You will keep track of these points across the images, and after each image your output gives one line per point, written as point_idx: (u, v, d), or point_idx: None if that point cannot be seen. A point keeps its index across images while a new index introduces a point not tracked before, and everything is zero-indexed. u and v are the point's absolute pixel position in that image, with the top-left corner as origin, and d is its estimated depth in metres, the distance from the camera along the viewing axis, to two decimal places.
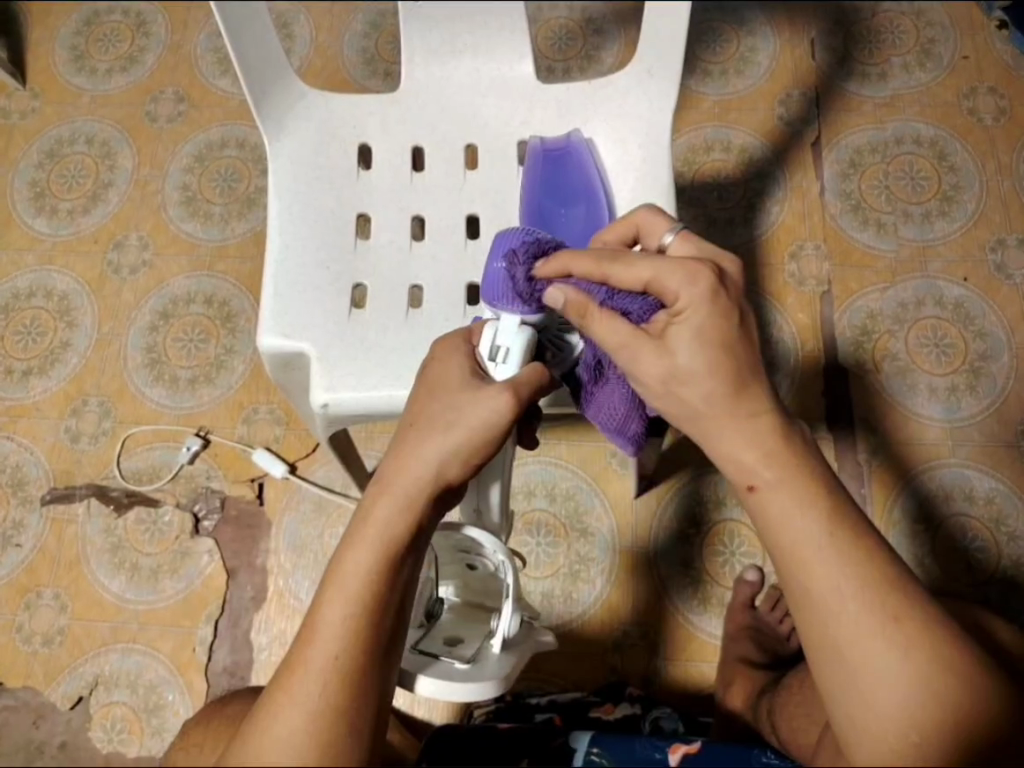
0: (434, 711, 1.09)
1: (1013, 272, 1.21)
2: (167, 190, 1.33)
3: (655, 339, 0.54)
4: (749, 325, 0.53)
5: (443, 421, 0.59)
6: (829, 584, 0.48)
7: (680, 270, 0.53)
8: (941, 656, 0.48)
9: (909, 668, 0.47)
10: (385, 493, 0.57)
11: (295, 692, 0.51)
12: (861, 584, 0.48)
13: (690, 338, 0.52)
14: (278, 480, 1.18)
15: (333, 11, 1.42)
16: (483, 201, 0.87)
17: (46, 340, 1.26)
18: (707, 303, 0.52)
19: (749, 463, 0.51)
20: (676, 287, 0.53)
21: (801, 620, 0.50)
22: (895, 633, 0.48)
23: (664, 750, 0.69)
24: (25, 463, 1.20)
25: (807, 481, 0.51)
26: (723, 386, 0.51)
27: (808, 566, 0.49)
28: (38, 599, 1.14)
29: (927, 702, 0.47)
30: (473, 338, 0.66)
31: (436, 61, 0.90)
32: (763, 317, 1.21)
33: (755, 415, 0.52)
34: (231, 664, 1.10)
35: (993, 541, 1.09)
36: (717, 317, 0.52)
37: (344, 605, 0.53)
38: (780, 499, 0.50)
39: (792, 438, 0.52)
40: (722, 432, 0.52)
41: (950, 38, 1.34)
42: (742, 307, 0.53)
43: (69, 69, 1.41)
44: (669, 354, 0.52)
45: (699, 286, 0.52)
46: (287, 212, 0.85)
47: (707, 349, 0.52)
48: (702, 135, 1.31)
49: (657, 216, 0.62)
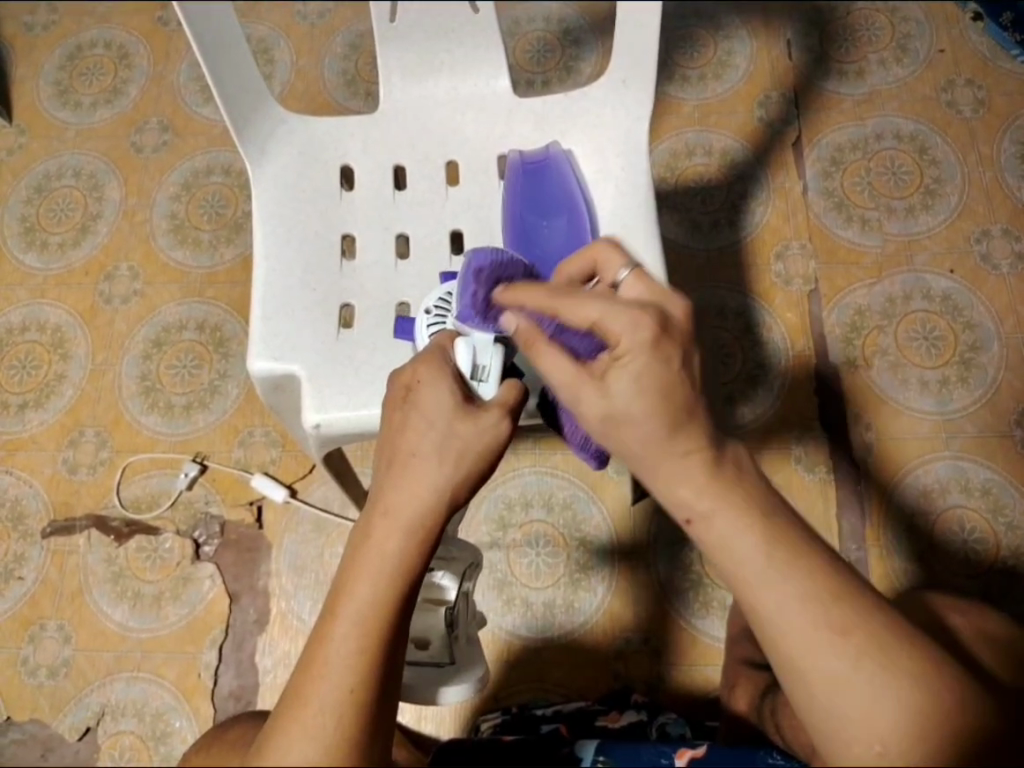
0: (443, 725, 1.10)
1: (999, 262, 1.22)
2: (155, 218, 1.35)
3: (596, 379, 0.53)
4: (694, 365, 0.52)
5: (436, 437, 0.58)
6: (772, 597, 0.47)
7: (626, 314, 0.52)
8: (893, 660, 0.47)
9: (860, 675, 0.46)
10: (393, 528, 0.55)
11: (308, 727, 0.50)
12: (803, 596, 0.47)
13: (629, 381, 0.50)
14: (277, 504, 1.18)
15: (313, 35, 1.44)
16: (465, 216, 0.88)
17: (41, 373, 1.27)
18: (648, 348, 0.51)
19: (685, 496, 0.50)
20: (620, 331, 0.52)
21: (760, 636, 0.49)
22: (841, 645, 0.46)
23: (669, 754, 0.70)
24: (25, 496, 1.21)
25: (743, 501, 0.49)
26: (670, 418, 0.50)
27: (745, 584, 0.48)
28: (41, 631, 1.14)
29: (885, 703, 0.46)
30: (447, 347, 0.66)
31: (414, 80, 0.91)
32: (752, 318, 1.21)
33: (690, 453, 0.50)
34: (236, 688, 1.11)
35: (992, 532, 1.09)
36: (662, 361, 0.51)
37: (356, 638, 0.52)
38: (720, 524, 0.49)
39: (724, 467, 0.50)
40: (660, 466, 0.51)
41: (925, 33, 1.35)
42: (687, 346, 0.52)
43: (54, 103, 1.43)
44: (609, 397, 0.51)
45: (643, 331, 0.51)
46: (273, 236, 0.86)
47: (650, 391, 0.50)
48: (683, 140, 1.32)
49: (614, 252, 0.63)
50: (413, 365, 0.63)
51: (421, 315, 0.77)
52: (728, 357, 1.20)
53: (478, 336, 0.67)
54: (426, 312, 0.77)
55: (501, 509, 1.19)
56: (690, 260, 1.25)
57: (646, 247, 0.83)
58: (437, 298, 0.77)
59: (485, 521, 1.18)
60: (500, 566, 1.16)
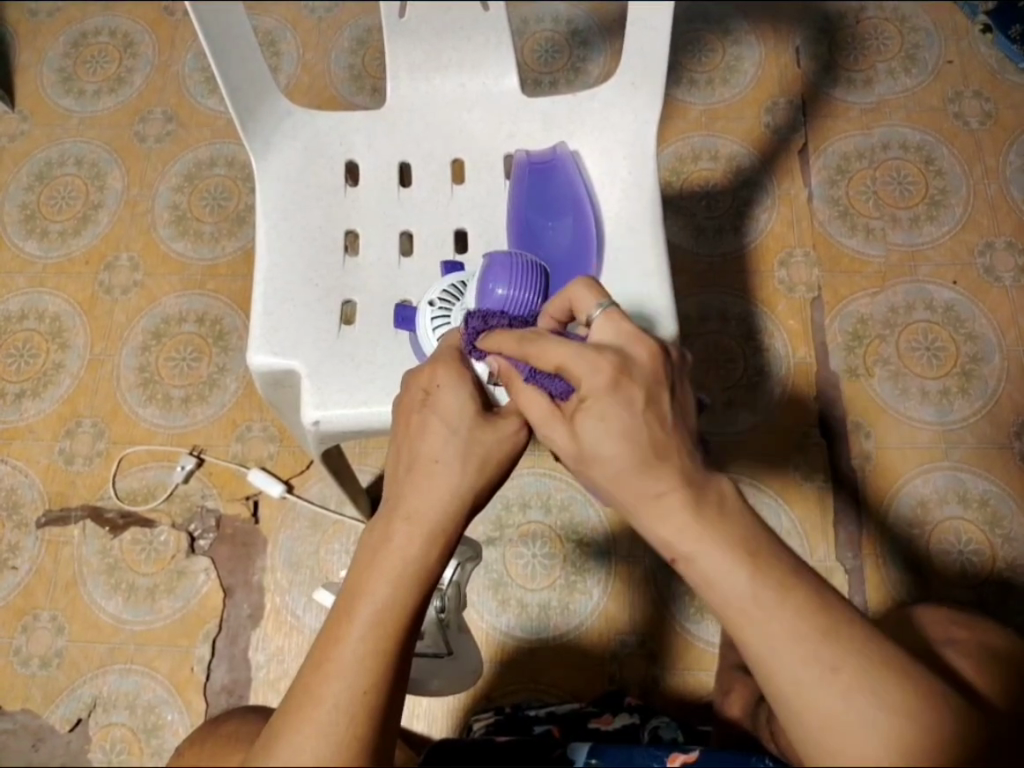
0: (434, 724, 1.09)
1: (1001, 274, 1.22)
2: (157, 209, 1.34)
3: (567, 420, 0.52)
4: (663, 406, 0.50)
5: (458, 444, 0.57)
6: (761, 630, 0.46)
7: (583, 359, 0.51)
8: (885, 694, 0.45)
9: (850, 712, 0.44)
10: (417, 532, 0.54)
11: (316, 723, 0.49)
12: (795, 629, 0.45)
13: (593, 425, 0.50)
14: (274, 499, 1.18)
15: (320, 28, 1.43)
16: (470, 216, 0.87)
17: (38, 362, 1.26)
18: (610, 391, 0.50)
19: (667, 535, 0.48)
20: (581, 375, 0.51)
21: (752, 666, 0.47)
22: (832, 680, 0.45)
23: (661, 758, 0.69)
24: (20, 486, 1.20)
25: (739, 536, 0.48)
26: (638, 457, 0.49)
27: (733, 621, 0.47)
28: (34, 621, 1.13)
29: (879, 744, 0.44)
30: (463, 352, 0.65)
31: (421, 77, 0.91)
32: (754, 324, 1.21)
33: (662, 494, 0.49)
34: (230, 683, 1.10)
35: (987, 543, 1.09)
36: (624, 405, 0.50)
37: (371, 640, 0.51)
38: (705, 560, 0.47)
39: (706, 502, 0.48)
40: (639, 508, 0.50)
41: (934, 44, 1.35)
42: (657, 390, 0.51)
43: (57, 90, 1.42)
44: (578, 441, 0.51)
45: (601, 375, 0.50)
46: (275, 230, 0.85)
47: (615, 435, 0.49)
48: (690, 144, 1.31)
49: (588, 289, 0.58)
50: (431, 366, 0.61)
51: (425, 309, 0.77)
52: (728, 363, 1.19)
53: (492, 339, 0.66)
54: (431, 304, 0.77)
55: (498, 510, 1.19)
56: (693, 265, 1.24)
57: (653, 250, 0.83)
58: (441, 291, 0.77)
59: (483, 520, 1.18)
60: (496, 566, 1.16)
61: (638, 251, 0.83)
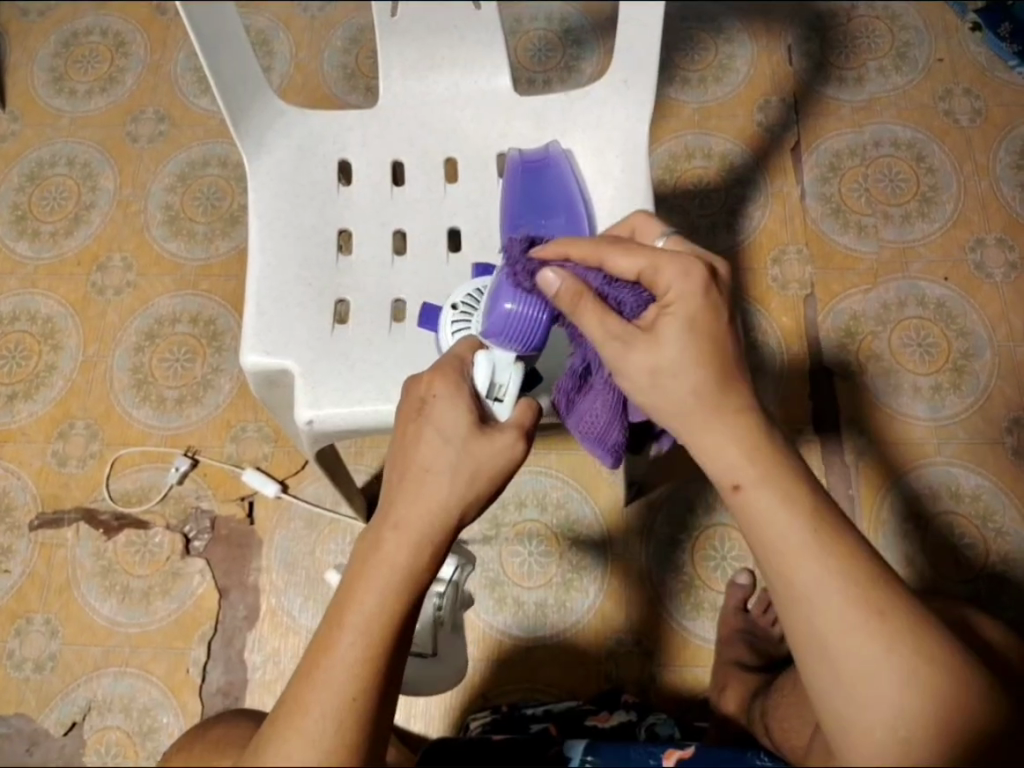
0: (431, 723, 1.09)
1: (992, 270, 1.23)
2: (150, 209, 1.33)
3: (645, 332, 0.56)
4: (736, 323, 0.56)
5: (450, 454, 0.57)
6: (812, 576, 0.50)
7: (675, 262, 0.56)
8: (923, 649, 0.49)
9: (892, 660, 0.48)
10: (405, 540, 0.54)
11: (305, 730, 0.49)
12: (843, 576, 0.50)
13: (680, 327, 0.55)
14: (269, 499, 1.18)
15: (313, 28, 1.43)
16: (464, 214, 0.87)
17: (30, 364, 1.25)
18: (697, 296, 0.55)
19: (733, 460, 0.53)
20: (669, 281, 0.56)
21: (790, 614, 0.51)
22: (878, 628, 0.49)
23: (658, 755, 0.70)
24: (12, 488, 1.19)
25: (788, 479, 0.52)
26: (720, 368, 0.54)
27: (789, 560, 0.50)
28: (28, 625, 1.13)
29: (912, 692, 0.48)
30: (465, 364, 0.63)
31: (415, 76, 0.91)
32: (748, 321, 1.21)
33: (738, 411, 0.54)
34: (225, 684, 1.10)
35: (980, 537, 1.10)
36: (707, 309, 0.55)
37: (362, 646, 0.51)
38: (765, 493, 0.52)
39: (771, 438, 0.54)
40: (709, 428, 0.54)
41: (924, 42, 1.36)
42: (731, 302, 0.57)
43: (48, 90, 1.41)
44: (658, 346, 0.55)
45: (691, 281, 0.55)
46: (269, 228, 0.85)
47: (697, 340, 0.54)
48: (683, 143, 1.32)
49: (650, 221, 0.65)
50: (430, 374, 0.61)
51: (447, 310, 0.76)
52: None
53: (498, 353, 0.65)
54: (453, 308, 0.76)
55: (493, 508, 1.19)
56: None
57: None
58: (464, 295, 0.76)
59: (479, 519, 1.18)
60: (492, 565, 1.16)
61: None
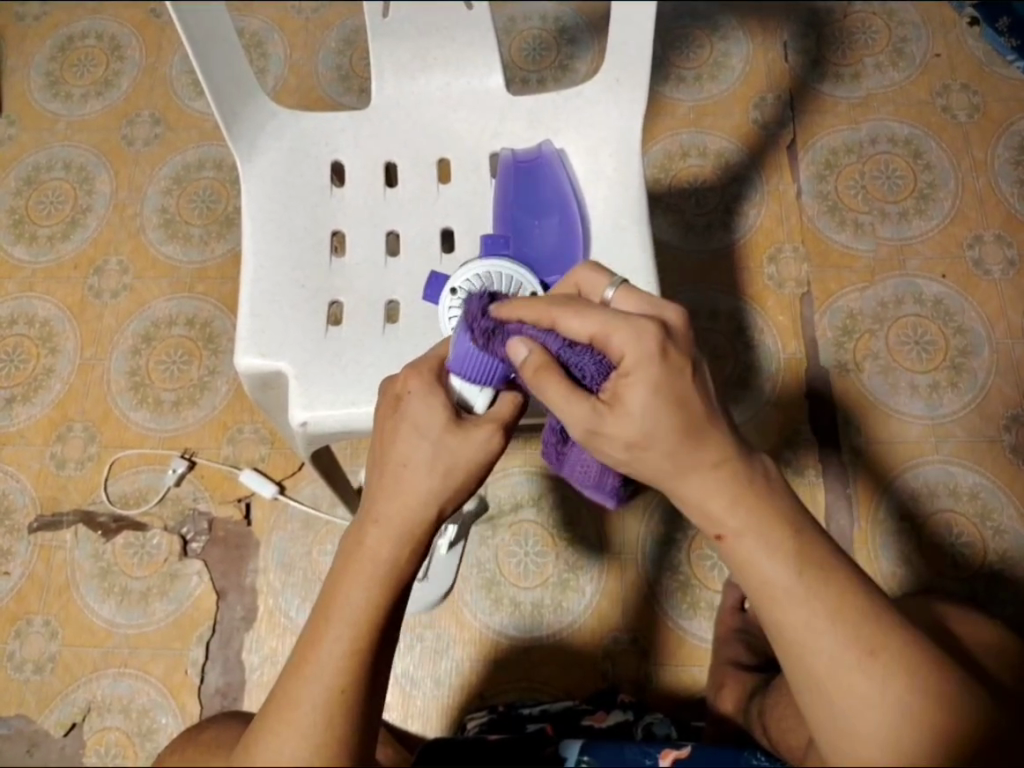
0: (428, 723, 1.10)
1: (990, 267, 1.22)
2: (146, 212, 1.34)
3: (609, 402, 0.51)
4: (702, 381, 0.51)
5: (429, 450, 0.56)
6: (800, 617, 0.49)
7: (627, 327, 0.51)
8: (917, 678, 0.49)
9: (886, 694, 0.48)
10: (388, 536, 0.54)
11: (292, 722, 0.50)
12: (832, 612, 0.49)
13: (645, 394, 0.49)
14: (266, 501, 1.18)
15: (307, 29, 1.43)
16: (457, 215, 0.87)
17: (29, 367, 1.26)
18: (655, 361, 0.50)
19: (716, 511, 0.51)
20: (624, 346, 0.51)
21: (782, 651, 0.50)
22: (869, 662, 0.48)
23: (653, 755, 0.69)
24: (11, 491, 1.20)
25: (771, 521, 0.50)
26: (687, 423, 0.50)
27: (776, 600, 0.49)
28: (28, 626, 1.13)
29: (906, 726, 0.48)
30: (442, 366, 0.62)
31: (406, 78, 0.91)
32: (744, 320, 1.21)
33: (718, 465, 0.50)
34: (223, 685, 1.11)
35: (979, 536, 1.10)
36: (669, 373, 0.50)
37: (349, 640, 0.51)
38: (749, 543, 0.50)
39: (753, 471, 0.51)
40: (690, 481, 0.51)
41: (921, 37, 1.35)
42: (693, 362, 0.52)
43: (44, 94, 1.42)
44: (626, 417, 0.50)
45: (648, 343, 0.50)
46: (262, 230, 0.85)
47: (664, 402, 0.50)
48: (678, 141, 1.31)
49: (598, 274, 0.58)
50: (407, 371, 0.60)
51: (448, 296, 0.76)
52: (718, 358, 1.19)
53: None
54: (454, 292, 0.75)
55: (491, 509, 1.19)
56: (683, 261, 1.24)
57: (638, 247, 0.83)
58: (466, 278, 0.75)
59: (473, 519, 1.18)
60: (489, 564, 1.16)
61: (621, 250, 0.83)
